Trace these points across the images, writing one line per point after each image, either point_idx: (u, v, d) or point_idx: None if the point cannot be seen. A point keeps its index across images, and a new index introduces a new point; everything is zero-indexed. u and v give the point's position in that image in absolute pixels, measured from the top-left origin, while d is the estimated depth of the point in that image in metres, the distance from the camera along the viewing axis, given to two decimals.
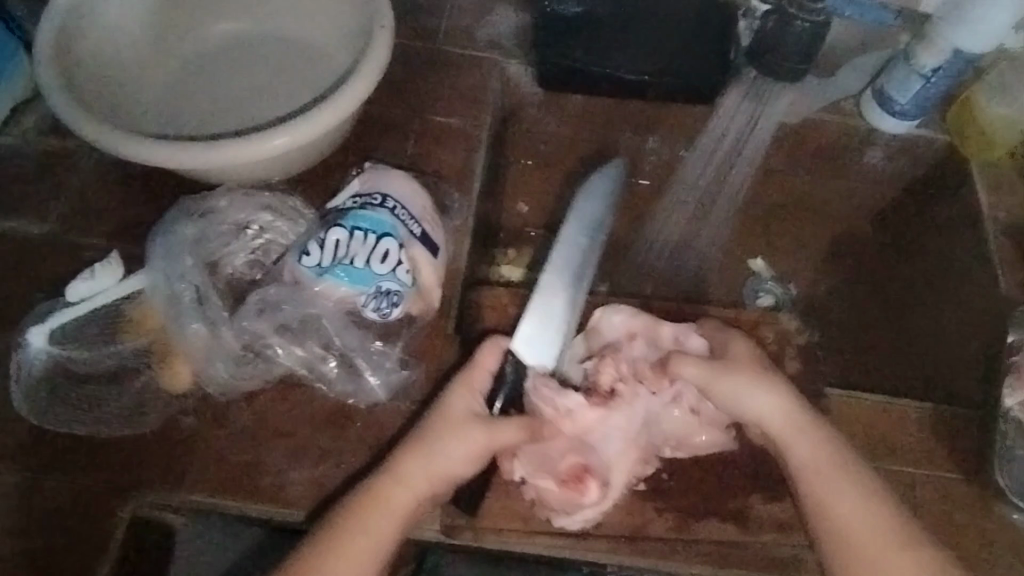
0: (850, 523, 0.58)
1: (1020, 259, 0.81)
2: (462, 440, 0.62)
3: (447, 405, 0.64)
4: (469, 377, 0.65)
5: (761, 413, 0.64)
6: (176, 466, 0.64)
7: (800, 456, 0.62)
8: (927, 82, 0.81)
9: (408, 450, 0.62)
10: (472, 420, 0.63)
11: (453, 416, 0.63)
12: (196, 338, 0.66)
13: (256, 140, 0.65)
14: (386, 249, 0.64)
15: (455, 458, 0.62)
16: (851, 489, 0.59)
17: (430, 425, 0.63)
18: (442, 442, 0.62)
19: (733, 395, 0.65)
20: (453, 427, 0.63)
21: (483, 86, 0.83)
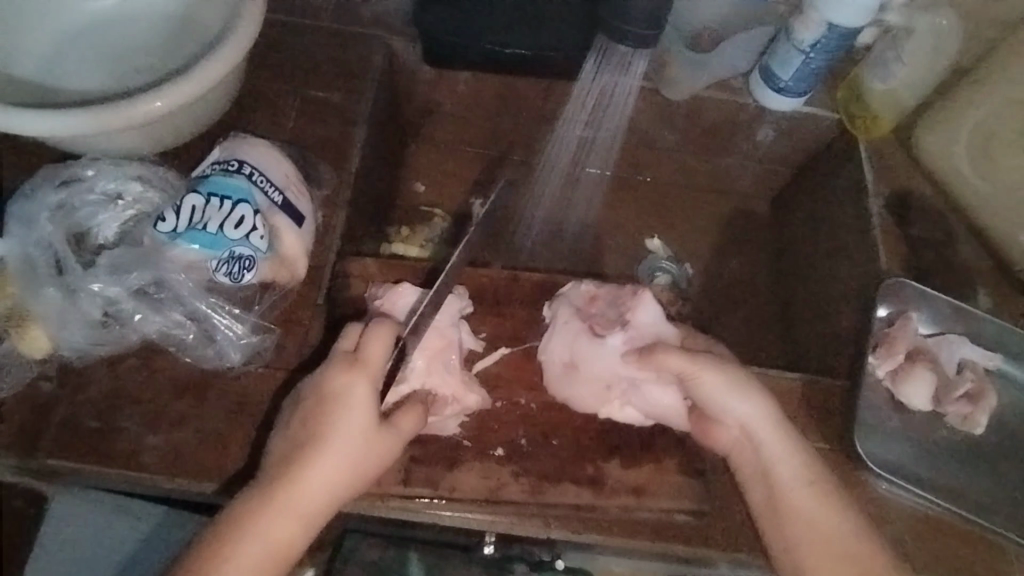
0: (815, 537, 0.61)
1: (898, 233, 0.82)
2: (365, 442, 0.60)
3: (349, 406, 0.60)
4: (371, 373, 0.61)
5: (746, 417, 0.65)
6: (31, 431, 0.65)
7: (781, 474, 0.63)
8: (806, 57, 0.81)
9: (312, 450, 0.59)
10: (356, 406, 0.60)
11: (353, 418, 0.60)
12: (51, 303, 0.66)
13: (114, 109, 0.65)
14: (241, 215, 0.66)
15: (359, 463, 0.60)
16: (817, 498, 0.62)
17: (330, 426, 0.59)
18: (348, 445, 0.59)
19: (717, 399, 0.65)
20: (358, 434, 0.60)
21: (365, 62, 0.84)
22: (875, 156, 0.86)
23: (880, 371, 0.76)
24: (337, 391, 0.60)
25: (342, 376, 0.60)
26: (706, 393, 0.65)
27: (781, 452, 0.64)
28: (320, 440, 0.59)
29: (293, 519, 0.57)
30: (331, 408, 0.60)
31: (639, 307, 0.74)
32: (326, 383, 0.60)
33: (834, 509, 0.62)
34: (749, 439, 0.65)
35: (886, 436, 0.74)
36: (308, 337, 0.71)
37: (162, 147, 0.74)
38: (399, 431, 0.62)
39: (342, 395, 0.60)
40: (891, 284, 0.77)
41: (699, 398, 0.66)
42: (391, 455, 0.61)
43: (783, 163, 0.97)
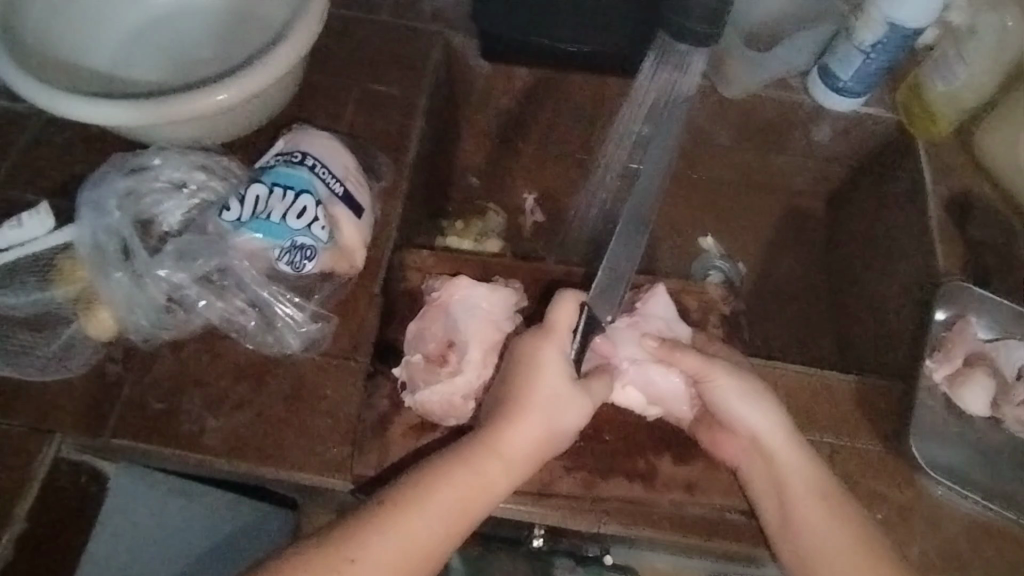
0: (829, 550, 0.60)
1: (959, 234, 0.80)
2: (560, 400, 0.63)
3: (542, 366, 0.63)
4: (559, 338, 0.64)
5: (755, 423, 0.65)
6: (97, 411, 0.67)
7: (794, 484, 0.63)
8: (867, 57, 0.80)
9: (512, 408, 0.62)
10: (562, 373, 0.63)
11: (548, 377, 0.63)
12: (119, 287, 0.68)
13: (183, 99, 0.67)
14: (303, 206, 0.67)
15: (554, 418, 0.63)
16: (829, 509, 0.62)
17: (526, 385, 0.63)
18: (545, 401, 0.62)
19: (732, 403, 0.66)
20: (549, 393, 0.63)
21: (424, 57, 0.85)
22: (935, 157, 0.85)
23: (936, 377, 0.74)
24: (533, 353, 0.64)
25: (534, 342, 0.64)
26: (722, 398, 0.66)
27: (799, 464, 0.64)
28: (520, 398, 0.62)
29: (501, 465, 0.61)
30: (526, 368, 0.63)
31: (652, 298, 0.73)
32: (521, 348, 0.65)
33: (846, 520, 0.61)
34: (763, 450, 0.65)
35: (944, 441, 0.73)
36: (363, 327, 0.72)
37: (227, 137, 0.76)
38: (593, 395, 0.65)
39: (536, 356, 0.64)
40: (945, 287, 0.76)
41: (715, 403, 0.67)
42: (585, 408, 0.64)
43: (840, 162, 0.96)
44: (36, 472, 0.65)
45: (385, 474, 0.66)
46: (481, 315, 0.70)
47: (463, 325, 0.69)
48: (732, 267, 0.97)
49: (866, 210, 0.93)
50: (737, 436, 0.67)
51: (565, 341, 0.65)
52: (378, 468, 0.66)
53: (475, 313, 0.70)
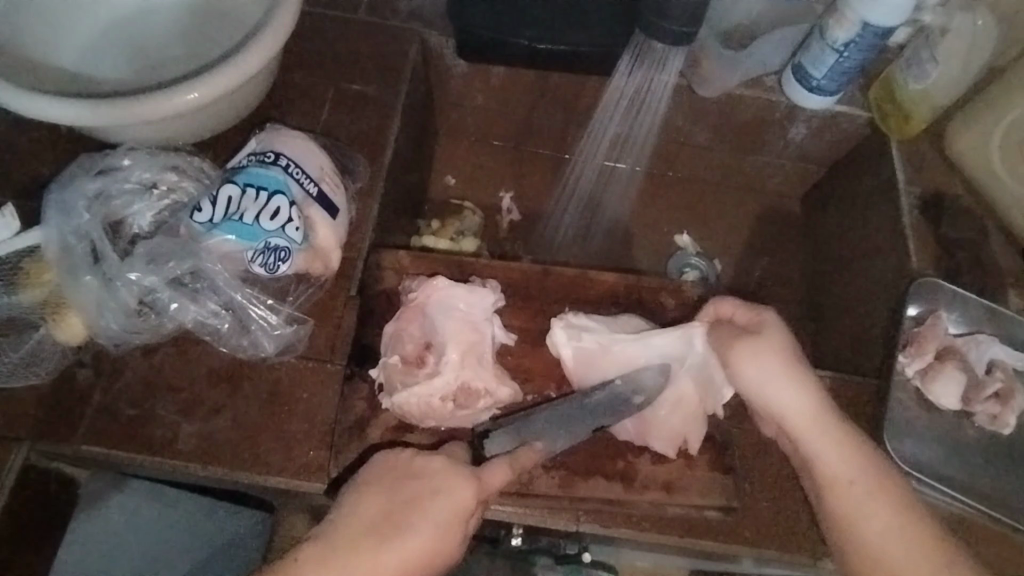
0: (888, 545, 0.57)
1: (931, 232, 0.81)
2: (447, 549, 0.57)
3: (446, 512, 0.57)
4: (481, 492, 0.59)
5: (785, 409, 0.63)
6: (67, 419, 0.66)
7: (832, 468, 0.60)
8: (840, 56, 0.80)
9: (390, 540, 0.56)
10: (458, 526, 0.57)
11: (443, 526, 0.57)
12: (89, 290, 0.66)
13: (151, 99, 0.65)
14: (277, 207, 0.66)
15: (421, 570, 0.56)
16: (881, 505, 0.58)
17: (418, 525, 0.56)
18: (423, 547, 0.56)
19: (760, 381, 0.63)
20: (433, 541, 0.56)
21: (400, 56, 0.85)
22: (907, 154, 0.86)
23: (908, 372, 0.75)
24: (450, 484, 0.58)
25: (460, 481, 0.58)
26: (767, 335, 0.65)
27: (833, 450, 0.61)
28: (405, 532, 0.56)
29: None
30: (430, 508, 0.57)
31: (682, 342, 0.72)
32: (437, 482, 0.58)
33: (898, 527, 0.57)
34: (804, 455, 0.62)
35: (918, 437, 0.73)
36: (340, 329, 0.71)
37: (198, 137, 0.75)
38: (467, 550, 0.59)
39: (454, 493, 0.58)
40: (917, 284, 0.77)
41: (739, 382, 0.65)
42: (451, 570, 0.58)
43: (815, 160, 0.97)
44: (5, 480, 0.64)
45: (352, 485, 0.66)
46: (459, 320, 0.70)
47: (436, 326, 0.69)
48: (709, 265, 0.99)
49: (843, 207, 0.94)
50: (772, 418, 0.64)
51: (483, 495, 0.60)
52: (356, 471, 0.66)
53: (449, 314, 0.70)
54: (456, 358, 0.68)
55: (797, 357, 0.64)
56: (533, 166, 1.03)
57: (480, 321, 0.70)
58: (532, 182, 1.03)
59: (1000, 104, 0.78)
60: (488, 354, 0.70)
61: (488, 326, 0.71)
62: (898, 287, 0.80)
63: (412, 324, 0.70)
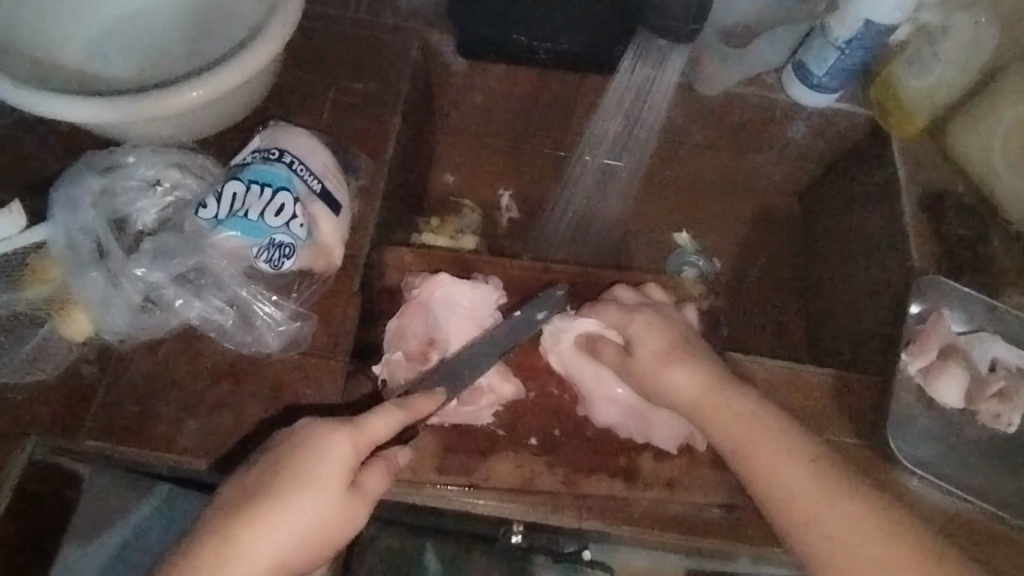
0: (806, 497, 0.52)
1: (932, 229, 0.81)
2: (331, 506, 0.54)
3: (325, 461, 0.54)
4: (361, 438, 0.56)
5: (679, 390, 0.60)
6: (72, 413, 0.66)
7: (731, 436, 0.57)
8: (842, 53, 0.81)
9: (273, 497, 0.53)
10: (344, 470, 0.55)
11: (326, 475, 0.54)
12: (94, 286, 0.66)
13: (156, 97, 0.66)
14: (282, 203, 0.66)
15: (320, 525, 0.53)
16: (791, 457, 0.54)
17: (301, 478, 0.53)
18: (314, 499, 0.53)
19: (650, 365, 0.62)
20: (321, 490, 0.54)
21: (401, 55, 0.85)
22: (908, 152, 0.86)
23: (912, 369, 0.75)
24: (315, 445, 0.55)
25: (331, 428, 0.55)
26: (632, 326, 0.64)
27: (731, 415, 0.57)
28: (288, 487, 0.53)
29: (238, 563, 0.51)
30: (305, 458, 0.54)
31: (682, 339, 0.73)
32: (304, 435, 0.55)
33: (817, 473, 0.53)
34: (721, 435, 0.58)
35: (919, 435, 0.73)
36: (344, 325, 0.71)
37: (202, 135, 0.75)
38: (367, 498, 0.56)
39: (322, 449, 0.55)
40: (921, 282, 0.77)
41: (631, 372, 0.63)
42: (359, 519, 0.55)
43: (814, 158, 0.97)
44: (9, 476, 0.64)
45: None
46: (462, 316, 0.70)
47: (440, 321, 0.70)
48: (709, 263, 0.99)
49: (843, 206, 0.94)
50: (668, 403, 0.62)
51: (365, 444, 0.56)
52: None
53: (453, 310, 0.71)
54: (461, 354, 0.69)
55: (682, 339, 0.62)
56: (533, 165, 1.03)
57: (484, 316, 0.71)
58: (532, 180, 1.03)
59: (1002, 107, 0.80)
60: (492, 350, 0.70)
61: (491, 322, 0.72)
62: (898, 285, 0.81)
63: (415, 320, 0.70)
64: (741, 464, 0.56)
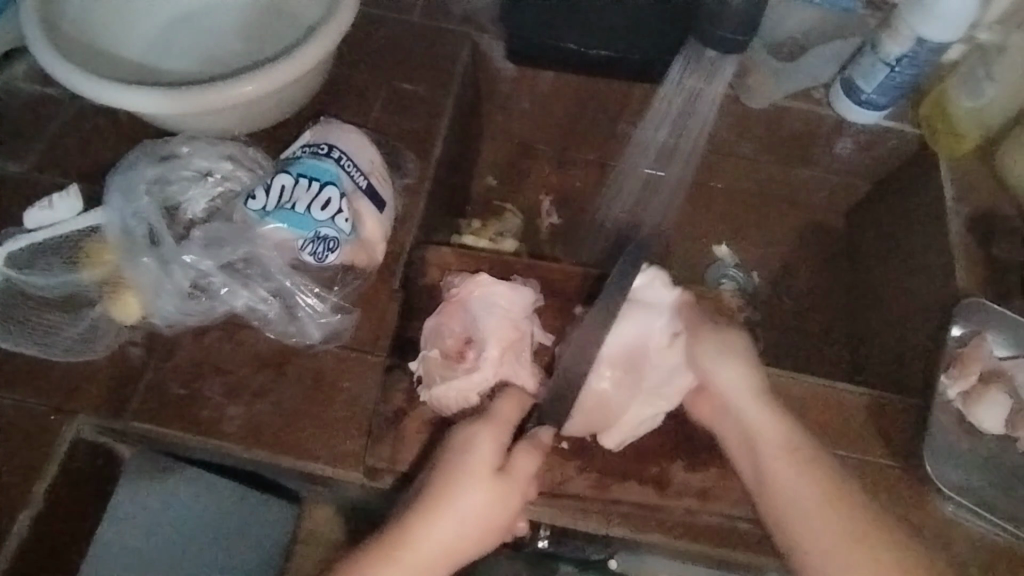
0: (785, 485, 0.60)
1: (979, 252, 0.80)
2: (484, 493, 0.60)
3: (471, 457, 0.60)
4: (498, 428, 0.62)
5: (730, 383, 0.66)
6: (118, 396, 0.68)
7: (764, 433, 0.63)
8: (892, 71, 0.81)
9: (429, 501, 0.59)
10: (491, 458, 0.61)
11: (475, 469, 0.60)
12: (146, 271, 0.69)
13: (214, 89, 0.68)
14: (328, 198, 0.68)
15: (478, 518, 0.59)
16: (791, 460, 0.61)
17: (448, 479, 0.60)
18: (468, 492, 0.59)
19: (706, 357, 0.68)
20: (472, 481, 0.60)
21: (452, 58, 0.86)
22: (958, 174, 0.85)
23: (952, 393, 0.74)
24: (465, 443, 0.61)
25: (469, 429, 0.62)
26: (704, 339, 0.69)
27: (756, 411, 0.64)
28: (442, 488, 0.59)
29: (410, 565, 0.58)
30: (456, 459, 0.61)
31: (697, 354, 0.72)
32: (455, 436, 0.62)
33: (814, 465, 0.61)
34: (751, 435, 0.64)
35: (957, 457, 0.72)
36: (384, 320, 0.72)
37: (254, 129, 0.77)
38: (517, 479, 0.61)
39: (466, 445, 0.61)
40: (964, 305, 0.76)
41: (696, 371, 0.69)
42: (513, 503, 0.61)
43: (861, 175, 0.96)
44: (56, 453, 0.66)
45: (398, 465, 0.67)
46: (499, 316, 0.69)
47: (476, 321, 0.69)
48: (747, 278, 0.98)
49: (887, 225, 0.93)
50: (713, 396, 0.68)
51: (503, 434, 0.62)
52: (394, 461, 0.67)
53: (489, 309, 0.70)
54: (493, 355, 0.68)
55: (752, 348, 0.68)
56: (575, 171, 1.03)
57: (519, 317, 0.70)
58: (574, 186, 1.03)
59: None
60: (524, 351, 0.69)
61: (525, 321, 0.71)
62: (943, 306, 0.80)
63: (452, 318, 0.70)
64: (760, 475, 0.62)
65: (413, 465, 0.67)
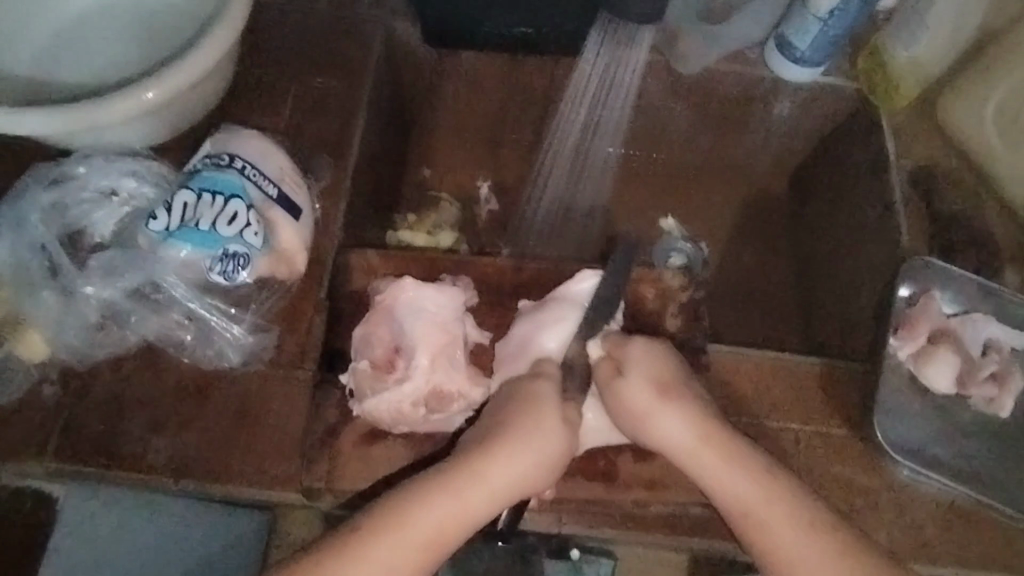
0: (796, 551, 0.56)
1: (923, 209, 0.78)
2: (559, 434, 0.60)
3: (545, 394, 0.62)
4: (555, 378, 0.64)
5: (673, 436, 0.62)
6: (31, 442, 0.64)
7: (732, 496, 0.59)
8: (824, 25, 0.78)
9: (505, 432, 0.60)
10: (557, 401, 0.62)
11: (545, 410, 0.61)
12: (47, 307, 0.66)
13: (101, 107, 0.63)
14: (235, 211, 0.64)
15: (549, 460, 0.60)
16: (791, 520, 0.57)
17: (527, 410, 0.61)
18: (538, 425, 0.60)
19: (644, 413, 0.62)
20: (544, 416, 0.61)
21: (365, 46, 0.82)
22: (896, 129, 0.82)
23: (901, 356, 0.72)
24: (532, 391, 0.62)
25: (535, 378, 0.63)
26: (628, 387, 0.63)
27: (729, 472, 0.60)
28: (521, 418, 0.60)
29: (468, 501, 0.57)
30: (534, 390, 0.62)
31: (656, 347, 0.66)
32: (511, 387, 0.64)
33: (813, 521, 0.57)
34: (733, 511, 0.59)
35: (909, 420, 0.71)
36: (311, 335, 0.69)
37: (155, 139, 0.72)
38: (575, 429, 0.62)
39: (535, 393, 0.62)
40: (908, 263, 0.74)
41: (627, 420, 0.63)
42: (569, 452, 0.61)
43: (804, 136, 0.93)
44: None
45: (335, 483, 0.64)
46: (426, 320, 0.66)
47: (403, 327, 0.66)
48: (695, 248, 0.95)
49: (831, 185, 0.90)
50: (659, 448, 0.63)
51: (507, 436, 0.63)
52: (329, 480, 0.64)
53: (417, 315, 0.67)
54: (421, 364, 0.65)
55: (670, 378, 0.63)
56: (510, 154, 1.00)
57: (449, 319, 0.67)
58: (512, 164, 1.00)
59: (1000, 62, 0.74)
60: (456, 355, 0.66)
61: (456, 322, 0.67)
62: (889, 267, 0.77)
63: (378, 329, 0.67)
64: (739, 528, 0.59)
65: (348, 480, 0.64)
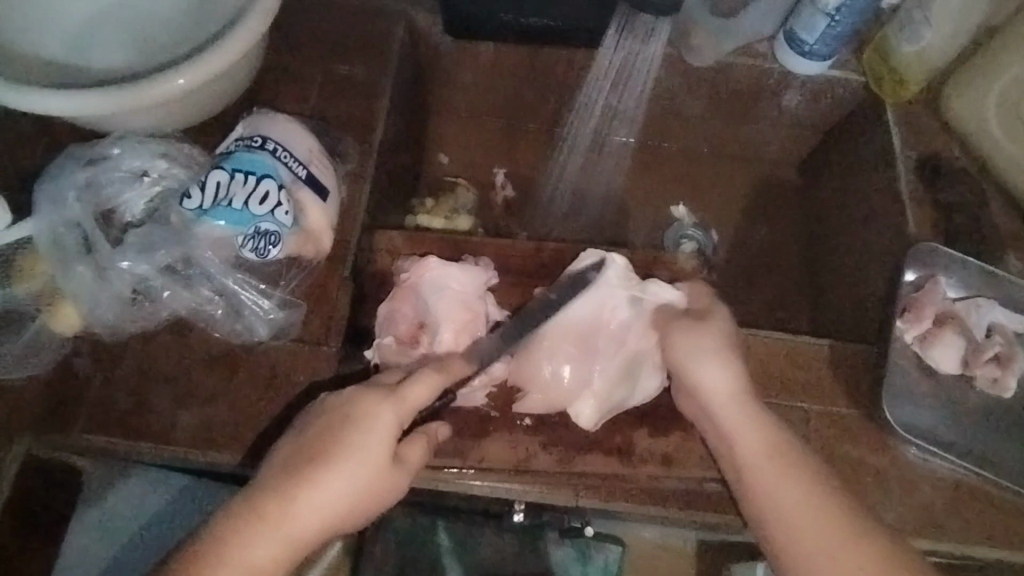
0: (791, 509, 0.55)
1: (929, 197, 0.80)
2: (381, 474, 0.55)
3: (374, 422, 0.56)
4: (405, 409, 0.57)
5: (710, 384, 0.63)
6: (66, 413, 0.67)
7: (745, 444, 0.60)
8: (832, 21, 0.80)
9: (317, 466, 0.54)
10: (388, 417, 0.56)
11: (369, 440, 0.55)
12: (82, 280, 0.66)
13: (137, 88, 0.65)
14: (266, 190, 0.66)
15: (362, 496, 0.54)
16: (794, 475, 0.57)
17: (345, 440, 0.55)
18: (360, 453, 0.55)
19: (687, 356, 0.64)
20: (366, 442, 0.55)
21: (387, 36, 0.84)
22: (902, 120, 0.85)
23: (908, 337, 0.74)
24: (367, 409, 0.56)
25: (374, 400, 0.57)
26: (685, 334, 0.65)
27: (749, 425, 0.60)
28: (341, 445, 0.55)
29: (281, 543, 0.52)
30: (355, 419, 0.56)
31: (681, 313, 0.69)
32: (346, 403, 0.57)
33: (814, 489, 0.56)
34: (732, 456, 0.60)
35: (915, 401, 0.73)
36: (335, 313, 0.71)
37: (187, 122, 0.74)
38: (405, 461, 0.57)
39: (367, 416, 0.56)
40: (915, 249, 0.76)
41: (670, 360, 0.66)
42: (401, 489, 0.57)
43: (811, 126, 0.95)
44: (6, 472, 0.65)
45: None
46: (450, 298, 0.69)
47: (425, 304, 0.69)
48: (705, 235, 0.98)
49: (838, 174, 0.93)
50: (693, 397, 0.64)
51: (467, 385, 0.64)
52: None
53: (441, 293, 0.69)
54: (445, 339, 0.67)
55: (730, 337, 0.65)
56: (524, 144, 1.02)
57: (473, 298, 0.70)
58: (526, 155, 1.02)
59: (1005, 57, 0.76)
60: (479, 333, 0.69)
61: (478, 302, 0.70)
62: (897, 253, 0.79)
63: (404, 304, 0.69)
64: (738, 469, 0.59)
65: None
